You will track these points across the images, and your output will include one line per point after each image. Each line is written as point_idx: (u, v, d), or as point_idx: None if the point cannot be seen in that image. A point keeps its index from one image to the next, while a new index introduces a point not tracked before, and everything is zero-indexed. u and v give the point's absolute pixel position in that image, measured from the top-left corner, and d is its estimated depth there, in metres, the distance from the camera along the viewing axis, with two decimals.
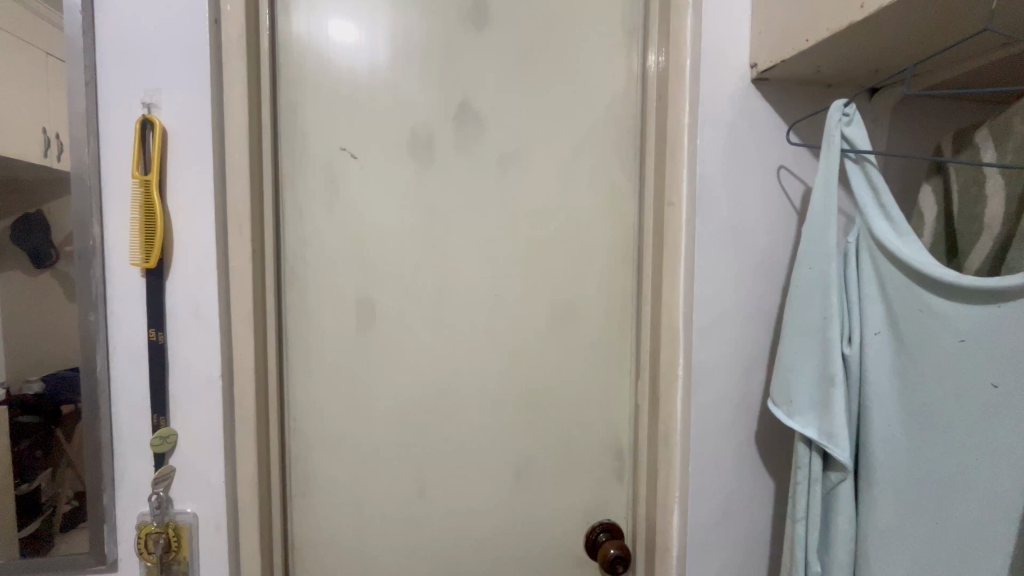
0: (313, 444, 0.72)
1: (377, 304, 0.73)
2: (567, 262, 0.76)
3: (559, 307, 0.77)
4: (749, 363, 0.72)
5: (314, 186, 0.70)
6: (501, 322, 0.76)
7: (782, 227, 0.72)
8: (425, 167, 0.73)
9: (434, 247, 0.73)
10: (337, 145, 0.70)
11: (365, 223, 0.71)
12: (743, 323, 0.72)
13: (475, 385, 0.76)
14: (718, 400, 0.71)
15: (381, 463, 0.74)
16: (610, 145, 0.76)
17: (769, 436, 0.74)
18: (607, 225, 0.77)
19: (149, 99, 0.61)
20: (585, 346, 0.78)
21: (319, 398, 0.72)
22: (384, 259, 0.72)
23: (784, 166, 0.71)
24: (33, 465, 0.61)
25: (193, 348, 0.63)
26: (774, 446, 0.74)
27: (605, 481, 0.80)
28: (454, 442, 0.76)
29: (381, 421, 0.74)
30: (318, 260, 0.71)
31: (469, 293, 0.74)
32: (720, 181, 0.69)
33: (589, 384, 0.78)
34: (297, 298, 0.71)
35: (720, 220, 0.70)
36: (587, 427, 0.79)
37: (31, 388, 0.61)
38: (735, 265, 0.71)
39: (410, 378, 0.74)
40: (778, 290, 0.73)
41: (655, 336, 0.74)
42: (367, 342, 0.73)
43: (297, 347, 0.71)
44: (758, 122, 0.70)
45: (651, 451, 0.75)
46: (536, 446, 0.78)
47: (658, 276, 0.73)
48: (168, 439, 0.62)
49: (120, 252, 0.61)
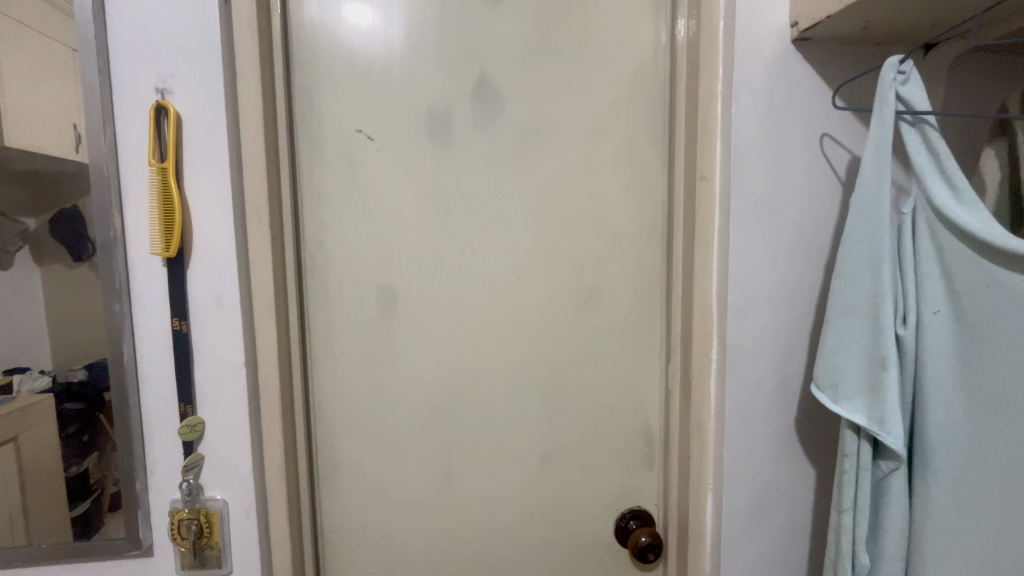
0: (340, 431, 0.72)
1: (399, 289, 0.71)
2: (594, 243, 0.73)
3: (585, 290, 0.74)
4: (788, 344, 0.68)
5: (331, 170, 0.69)
6: (525, 307, 0.73)
7: (827, 200, 0.67)
8: (443, 146, 0.70)
9: (456, 229, 0.71)
10: (354, 126, 0.68)
11: (383, 206, 0.70)
12: (781, 303, 0.68)
13: (499, 371, 0.74)
14: (754, 383, 0.68)
15: (406, 448, 0.74)
16: (636, 118, 0.72)
17: (811, 422, 0.70)
18: (636, 203, 0.73)
19: (162, 85, 0.60)
20: (612, 330, 0.75)
21: (344, 385, 0.72)
22: (404, 242, 0.70)
23: (828, 133, 0.66)
24: (82, 448, 0.63)
25: (216, 336, 0.62)
26: (815, 432, 0.70)
27: (636, 468, 0.78)
28: (481, 430, 0.75)
29: (405, 408, 0.73)
30: (337, 246, 0.70)
31: (491, 276, 0.72)
32: (757, 151, 0.65)
33: (617, 369, 0.76)
34: (317, 285, 0.70)
35: (758, 193, 0.65)
36: (617, 414, 0.77)
37: (76, 375, 0.63)
38: (772, 241, 0.67)
39: (433, 364, 0.73)
40: (820, 269, 0.68)
41: (688, 318, 0.71)
42: (389, 327, 0.71)
43: (320, 335, 0.71)
44: (799, 86, 0.65)
45: (682, 436, 0.73)
46: (563, 432, 0.76)
47: (690, 256, 0.70)
48: (196, 427, 0.62)
49: (141, 243, 0.61)
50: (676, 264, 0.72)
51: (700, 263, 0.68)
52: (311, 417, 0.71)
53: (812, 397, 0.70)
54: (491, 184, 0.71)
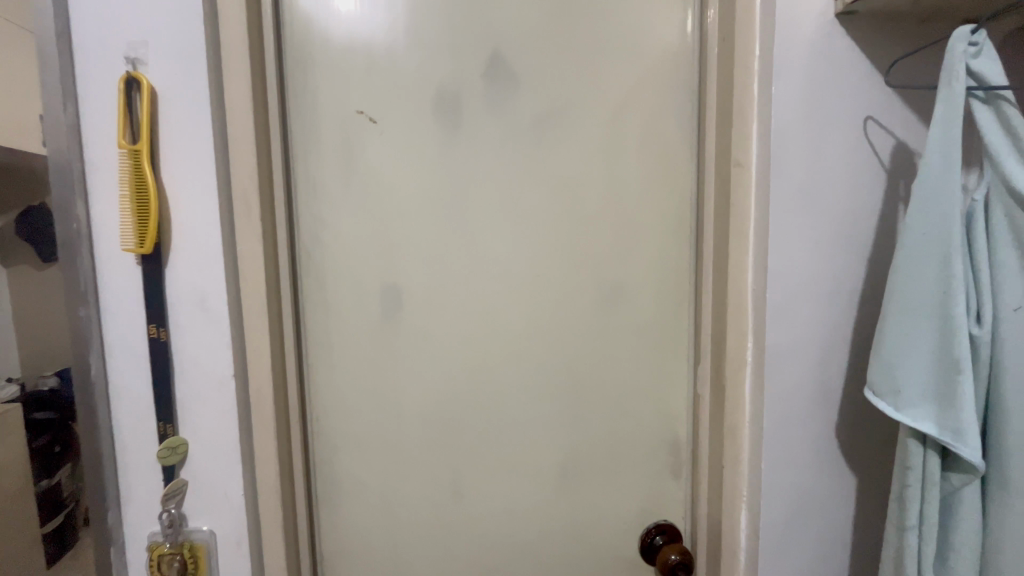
0: (340, 446, 0.65)
1: (405, 287, 0.64)
2: (618, 237, 0.68)
3: (608, 287, 0.68)
4: (829, 345, 0.63)
5: (328, 157, 0.61)
6: (545, 307, 0.67)
7: (869, 188, 0.62)
8: (452, 131, 0.63)
9: (467, 222, 0.64)
10: (354, 108, 0.61)
11: (386, 197, 0.63)
12: (822, 301, 0.63)
13: (516, 377, 0.68)
14: (793, 387, 0.63)
15: (415, 463, 0.67)
16: (662, 101, 0.66)
17: (853, 427, 0.65)
18: (663, 194, 0.68)
19: (134, 55, 0.52)
20: (636, 331, 0.69)
21: (345, 395, 0.65)
22: (411, 237, 0.64)
23: (872, 116, 0.61)
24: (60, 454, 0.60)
25: (201, 344, 0.54)
26: (856, 439, 0.65)
27: (662, 479, 0.72)
28: (496, 441, 0.68)
29: (412, 420, 0.66)
30: (336, 241, 0.63)
31: (506, 274, 0.66)
32: (798, 135, 0.59)
33: (642, 373, 0.70)
34: (313, 285, 0.63)
35: (799, 182, 0.60)
36: (642, 422, 0.71)
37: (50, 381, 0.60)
38: (814, 234, 0.61)
39: (444, 370, 0.66)
40: (863, 262, 0.63)
41: (721, 317, 0.65)
42: (395, 331, 0.65)
43: (317, 341, 0.64)
44: (842, 64, 0.60)
45: (715, 445, 0.67)
46: (584, 442, 0.70)
47: (723, 250, 0.64)
48: (178, 450, 0.54)
49: (110, 237, 0.53)
50: (707, 259, 0.66)
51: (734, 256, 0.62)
52: (307, 432, 0.64)
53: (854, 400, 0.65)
54: (505, 172, 0.65)
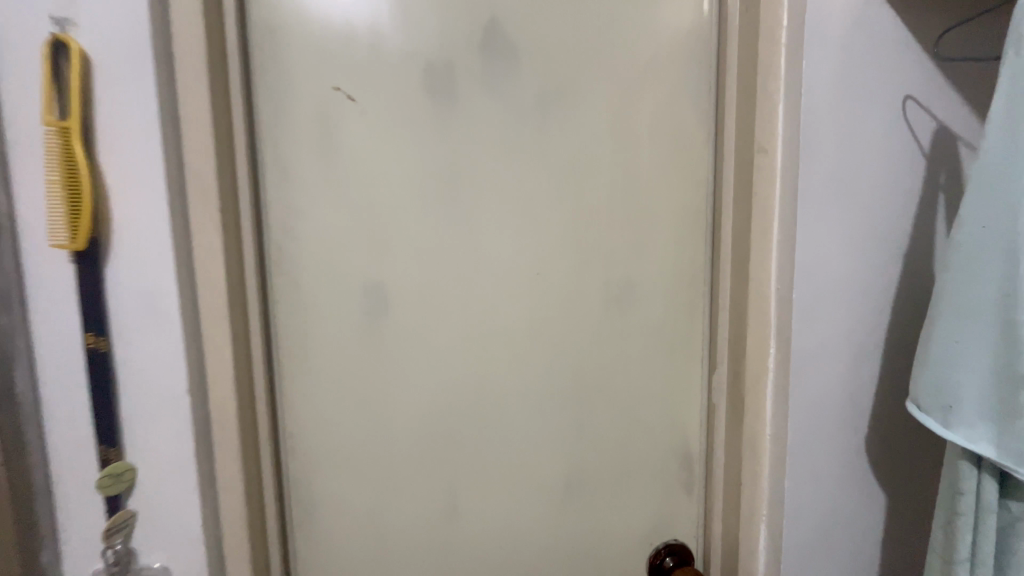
0: (319, 463, 0.58)
1: (390, 286, 0.57)
2: (627, 231, 0.61)
3: (616, 285, 0.62)
4: (859, 348, 0.58)
5: (302, 138, 0.54)
6: (547, 308, 0.61)
7: (903, 176, 0.56)
8: (444, 110, 0.56)
9: (459, 213, 0.58)
10: (330, 82, 0.54)
11: (369, 184, 0.55)
12: (853, 300, 0.57)
13: (516, 385, 0.61)
14: (821, 396, 0.57)
15: (404, 479, 0.60)
16: (676, 78, 0.60)
17: (880, 437, 0.60)
18: (676, 182, 0.61)
19: (56, 5, 0.42)
20: (647, 333, 0.63)
21: (321, 408, 0.58)
22: (398, 229, 0.56)
23: (912, 95, 0.55)
24: None
25: (151, 357, 0.45)
26: (885, 450, 0.60)
27: (672, 495, 0.66)
28: (492, 456, 0.62)
29: (400, 433, 0.60)
30: (310, 234, 0.55)
31: (504, 271, 0.59)
32: (833, 116, 0.53)
33: (652, 380, 0.64)
34: (284, 284, 0.55)
35: (831, 168, 0.54)
36: (652, 433, 0.65)
37: None
38: (847, 226, 0.55)
39: (436, 377, 0.60)
40: (896, 257, 0.57)
41: (742, 320, 0.59)
42: (380, 335, 0.58)
43: (290, 346, 0.56)
44: (879, 35, 0.53)
45: (732, 459, 0.61)
46: (590, 455, 0.64)
47: (746, 244, 0.57)
48: (123, 476, 0.46)
49: (37, 230, 0.44)
50: (726, 254, 0.60)
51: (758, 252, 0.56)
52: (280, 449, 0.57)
53: (885, 409, 0.60)
54: (504, 157, 0.58)
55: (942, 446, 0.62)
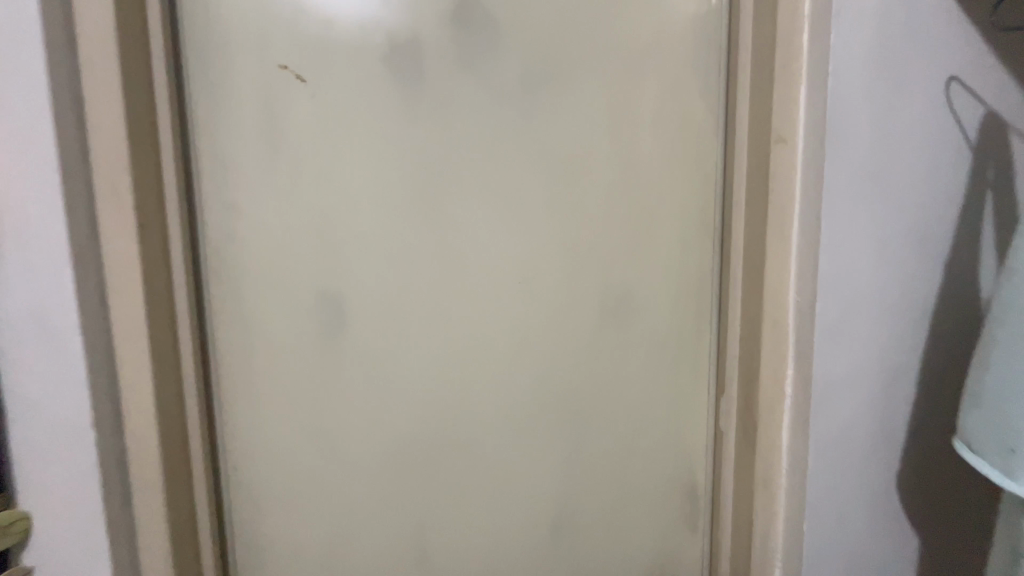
0: (268, 499, 0.51)
1: (349, 296, 0.50)
2: (620, 233, 0.53)
3: (611, 296, 0.54)
4: (892, 370, 0.50)
5: (244, 125, 0.46)
6: (532, 322, 0.53)
7: (942, 170, 0.49)
8: (410, 93, 0.48)
9: (430, 212, 0.50)
10: (276, 60, 0.46)
11: (325, 179, 0.48)
12: (885, 315, 0.49)
13: (496, 409, 0.54)
14: (847, 427, 0.49)
15: (367, 516, 0.53)
16: (677, 58, 0.52)
17: (912, 471, 0.52)
18: (677, 177, 0.54)
19: None
20: (645, 351, 0.55)
21: (270, 435, 0.50)
22: (358, 232, 0.49)
23: (956, 76, 0.47)
24: None
25: (42, 385, 0.38)
26: (919, 487, 0.52)
27: (672, 530, 0.59)
28: (469, 488, 0.54)
29: (362, 464, 0.52)
30: (253, 237, 0.48)
31: (482, 280, 0.52)
32: (864, 100, 0.45)
33: (651, 403, 0.56)
34: (225, 294, 0.48)
35: (860, 160, 0.46)
36: (648, 462, 0.57)
37: None
38: (879, 229, 0.47)
39: (405, 401, 0.52)
40: (935, 265, 0.50)
41: (750, 335, 0.50)
42: (338, 353, 0.50)
43: (233, 366, 0.49)
44: (918, 5, 0.45)
45: (738, 494, 0.53)
46: (580, 488, 0.56)
47: (757, 248, 0.49)
48: (14, 527, 0.39)
49: None
50: (735, 260, 0.52)
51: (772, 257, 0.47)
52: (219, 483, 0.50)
53: (921, 440, 0.52)
54: (481, 148, 0.50)
55: (983, 481, 0.54)
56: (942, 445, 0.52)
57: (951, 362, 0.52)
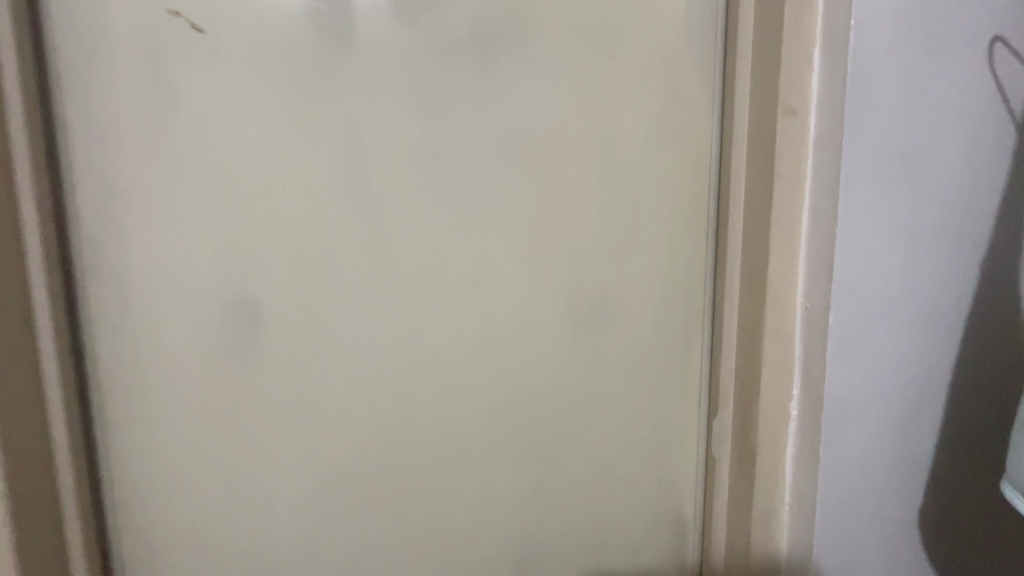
0: (175, 537, 0.43)
1: (268, 298, 0.41)
2: (595, 227, 0.45)
3: (585, 299, 0.46)
4: (917, 388, 0.42)
5: (129, 88, 0.38)
6: (491, 329, 0.45)
7: (980, 154, 0.40)
8: (337, 49, 0.40)
9: (366, 197, 0.42)
10: (168, 8, 0.38)
11: (234, 156, 0.40)
12: (911, 323, 0.41)
13: (447, 430, 0.46)
14: (862, 456, 0.41)
15: (297, 557, 0.45)
16: (667, 18, 0.44)
17: (937, 510, 0.44)
18: (665, 162, 0.45)
19: None
20: (626, 362, 0.47)
21: (172, 467, 0.42)
22: (277, 220, 0.41)
23: (1000, 35, 0.39)
24: None
25: None
26: (946, 524, 0.45)
27: (657, 572, 0.51)
28: (420, 529, 0.46)
29: (287, 501, 0.44)
30: (145, 229, 0.40)
31: (430, 279, 0.43)
32: (889, 62, 0.37)
33: (632, 423, 0.48)
34: (108, 298, 0.40)
35: (884, 140, 0.38)
36: (628, 494, 0.49)
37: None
38: (906, 221, 0.39)
39: (339, 422, 0.44)
40: (970, 263, 0.42)
41: (750, 350, 0.42)
42: (256, 365, 0.42)
43: (121, 383, 0.41)
44: None
45: (730, 535, 0.46)
46: (549, 521, 0.49)
47: (755, 242, 0.41)
48: None
49: None
50: (733, 257, 0.43)
51: (775, 258, 0.39)
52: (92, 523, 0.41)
53: (949, 470, 0.44)
54: (427, 119, 0.41)
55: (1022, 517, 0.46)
56: (976, 477, 0.44)
57: (987, 382, 0.44)
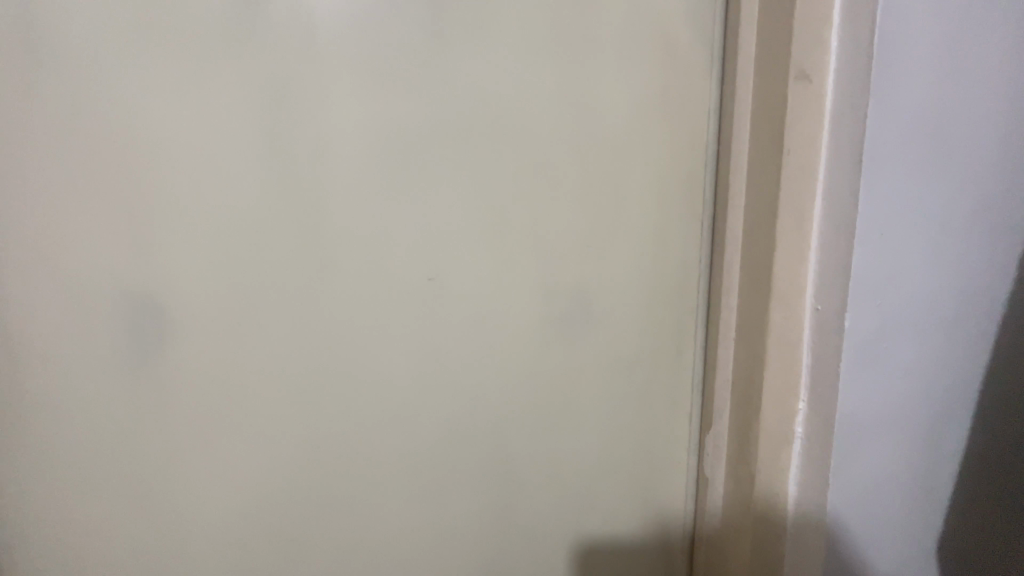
0: (218, 494, 0.47)
1: (309, 268, 0.44)
2: (602, 228, 0.49)
3: (593, 271, 0.50)
4: (934, 370, 0.41)
5: (160, 73, 0.41)
6: (510, 298, 0.48)
7: (1008, 151, 0.39)
8: (361, 33, 0.42)
9: (398, 172, 0.44)
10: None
11: (275, 135, 0.42)
12: (932, 303, 0.40)
13: (469, 393, 0.49)
14: (878, 438, 0.41)
15: (337, 508, 0.49)
16: (671, 19, 0.46)
17: (941, 499, 0.45)
18: (667, 167, 0.49)
19: None
20: (630, 329, 0.52)
21: (212, 437, 0.46)
22: (319, 195, 0.44)
23: None
24: None
25: None
26: (952, 498, 0.45)
27: (657, 529, 0.56)
28: (440, 502, 0.50)
29: (322, 454, 0.47)
30: (189, 217, 0.43)
31: (456, 250, 0.46)
32: (928, 26, 0.34)
33: (635, 386, 0.53)
34: (142, 289, 0.43)
35: (917, 138, 0.36)
36: (629, 468, 0.54)
37: None
38: (936, 198, 0.38)
39: (372, 384, 0.47)
40: (993, 240, 0.41)
41: (752, 343, 0.45)
42: (296, 330, 0.45)
43: (161, 367, 0.45)
44: None
45: (733, 513, 0.49)
46: (561, 475, 0.53)
47: (761, 219, 0.43)
48: None
49: None
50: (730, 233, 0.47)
51: (777, 232, 0.41)
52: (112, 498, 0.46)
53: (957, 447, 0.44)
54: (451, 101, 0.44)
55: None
56: (985, 451, 0.45)
57: (997, 380, 0.44)
